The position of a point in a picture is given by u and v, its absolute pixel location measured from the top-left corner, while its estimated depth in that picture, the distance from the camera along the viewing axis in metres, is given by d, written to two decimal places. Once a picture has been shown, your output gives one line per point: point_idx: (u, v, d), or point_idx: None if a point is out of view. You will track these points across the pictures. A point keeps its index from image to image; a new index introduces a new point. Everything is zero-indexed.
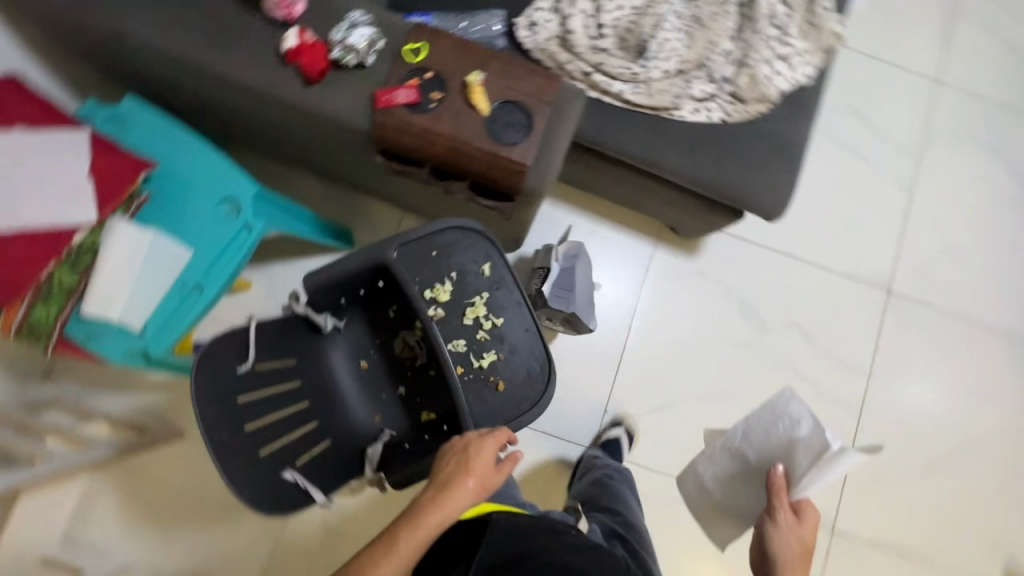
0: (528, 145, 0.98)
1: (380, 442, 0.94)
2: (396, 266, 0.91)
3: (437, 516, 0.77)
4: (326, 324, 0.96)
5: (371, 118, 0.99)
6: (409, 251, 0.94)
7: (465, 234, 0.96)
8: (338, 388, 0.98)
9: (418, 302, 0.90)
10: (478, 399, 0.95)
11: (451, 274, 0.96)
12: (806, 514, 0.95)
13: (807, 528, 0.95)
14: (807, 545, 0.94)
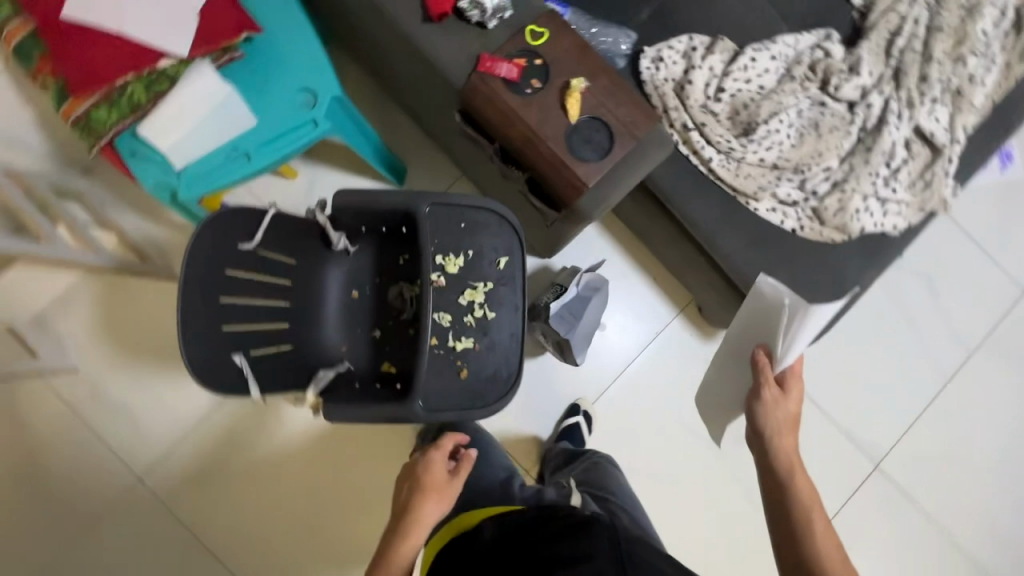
0: (596, 168, 0.97)
1: (333, 371, 0.95)
2: (422, 219, 0.91)
3: (408, 539, 0.86)
4: (339, 244, 0.98)
5: (467, 77, 1.00)
6: (440, 212, 0.94)
7: (498, 222, 0.96)
8: (322, 304, 1.00)
9: (426, 262, 0.91)
10: (438, 375, 0.94)
11: (468, 251, 0.96)
12: (794, 380, 0.94)
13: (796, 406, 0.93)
14: (797, 408, 0.93)
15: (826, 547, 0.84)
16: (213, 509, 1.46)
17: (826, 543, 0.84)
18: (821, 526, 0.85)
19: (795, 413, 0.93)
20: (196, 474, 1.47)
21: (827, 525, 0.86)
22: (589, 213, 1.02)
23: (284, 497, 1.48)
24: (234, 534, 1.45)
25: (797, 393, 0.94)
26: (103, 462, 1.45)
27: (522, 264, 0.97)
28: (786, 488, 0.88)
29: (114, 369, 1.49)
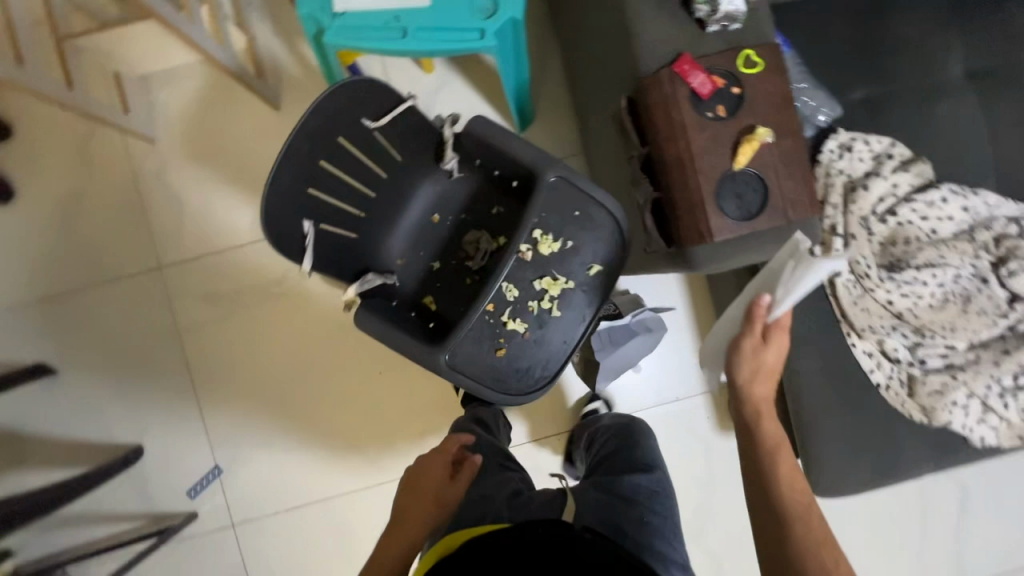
0: (732, 227, 0.88)
1: (381, 280, 0.91)
2: (544, 189, 0.86)
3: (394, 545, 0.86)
4: (448, 167, 0.94)
5: (657, 69, 0.91)
6: (563, 192, 0.88)
7: (609, 229, 0.91)
8: (401, 212, 0.96)
9: (524, 229, 0.86)
10: (476, 340, 0.89)
11: (565, 242, 0.91)
12: (779, 323, 0.82)
13: (773, 346, 0.82)
14: (776, 363, 0.83)
15: (805, 517, 0.78)
16: (230, 319, 1.58)
17: (806, 511, 0.78)
18: (795, 476, 0.81)
19: (772, 358, 0.82)
20: (225, 287, 1.57)
21: (768, 395, 0.84)
22: (696, 265, 0.94)
23: (291, 343, 1.59)
24: (237, 350, 1.58)
25: (779, 346, 0.82)
26: (155, 237, 1.56)
27: (610, 281, 0.92)
28: (767, 479, 0.81)
29: (195, 162, 1.54)
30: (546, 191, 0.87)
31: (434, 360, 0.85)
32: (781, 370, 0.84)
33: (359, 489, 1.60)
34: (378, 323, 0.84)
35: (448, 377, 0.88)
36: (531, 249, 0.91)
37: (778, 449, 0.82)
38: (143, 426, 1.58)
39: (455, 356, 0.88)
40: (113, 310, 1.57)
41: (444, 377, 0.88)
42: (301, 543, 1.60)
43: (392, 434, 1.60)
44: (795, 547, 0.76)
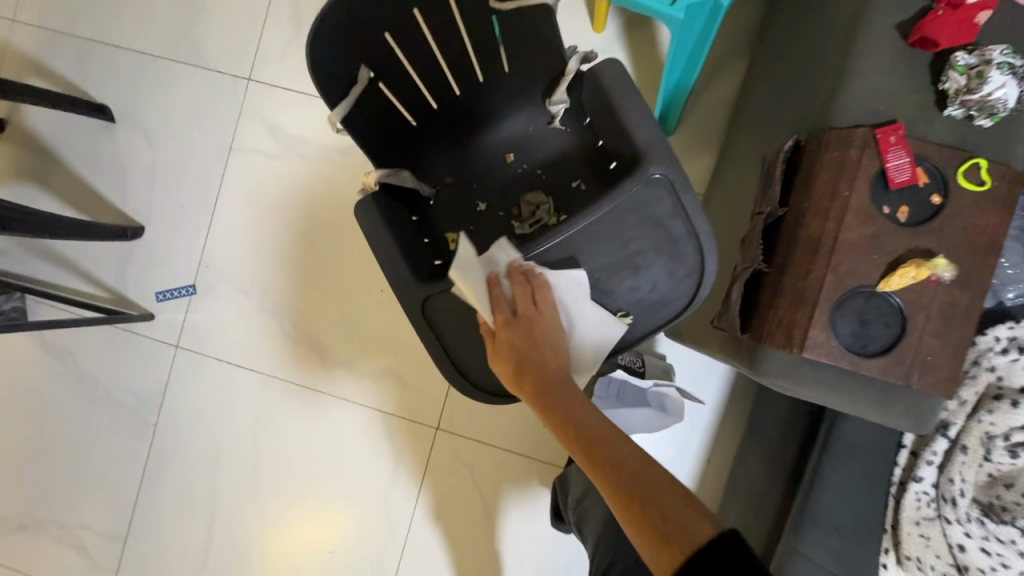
0: (831, 352, 0.67)
1: (412, 186, 0.77)
2: (642, 184, 0.69)
3: None
4: (553, 112, 0.78)
5: (852, 124, 0.69)
6: (659, 203, 0.70)
7: (684, 274, 0.74)
8: (479, 132, 0.82)
9: (586, 218, 0.71)
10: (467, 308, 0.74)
11: (627, 261, 0.74)
12: (499, 317, 0.71)
13: (514, 333, 0.71)
14: (535, 349, 0.71)
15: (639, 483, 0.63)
16: (282, 162, 1.52)
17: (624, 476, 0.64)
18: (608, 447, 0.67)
19: (523, 353, 0.70)
20: (295, 130, 1.51)
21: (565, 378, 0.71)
22: (759, 374, 0.73)
23: (321, 214, 1.51)
24: (273, 193, 1.53)
25: (523, 338, 0.70)
26: (260, 49, 1.51)
27: (644, 331, 0.78)
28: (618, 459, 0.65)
29: None
30: (639, 192, 0.70)
31: (412, 298, 0.72)
32: (545, 346, 0.71)
33: (302, 386, 1.50)
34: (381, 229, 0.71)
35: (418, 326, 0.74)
36: (587, 247, 0.74)
37: (593, 421, 0.69)
38: (157, 214, 1.56)
39: (438, 311, 0.74)
40: (189, 96, 1.55)
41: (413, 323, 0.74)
42: (224, 401, 1.53)
43: (358, 353, 1.49)
44: (641, 539, 0.60)
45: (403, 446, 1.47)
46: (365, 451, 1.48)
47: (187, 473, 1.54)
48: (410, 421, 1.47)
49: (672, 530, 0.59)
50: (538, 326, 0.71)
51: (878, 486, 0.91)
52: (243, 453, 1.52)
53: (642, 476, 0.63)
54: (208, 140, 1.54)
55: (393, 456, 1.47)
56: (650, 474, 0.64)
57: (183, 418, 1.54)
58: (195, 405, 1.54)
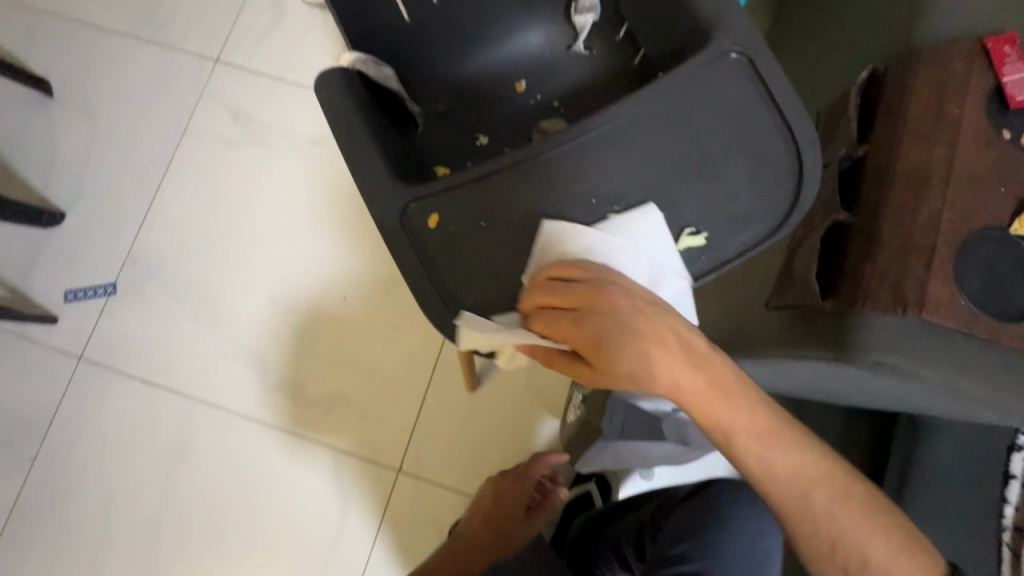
0: (957, 313, 0.50)
1: (397, 91, 0.60)
2: (712, 64, 0.51)
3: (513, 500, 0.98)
4: (577, 26, 0.64)
5: (948, 39, 0.56)
6: (735, 90, 0.51)
7: (771, 191, 0.52)
8: (485, 48, 0.66)
9: (638, 99, 0.52)
10: (463, 224, 0.54)
11: (692, 169, 0.52)
12: (584, 329, 0.48)
13: (609, 345, 0.48)
14: (642, 351, 0.48)
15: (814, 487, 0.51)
16: (242, 150, 1.33)
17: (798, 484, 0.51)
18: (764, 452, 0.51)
19: (628, 363, 0.48)
20: (262, 117, 1.34)
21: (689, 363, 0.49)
22: (855, 350, 0.52)
23: (282, 210, 1.31)
24: (226, 184, 1.32)
25: (625, 347, 0.47)
26: (234, 33, 1.38)
27: (715, 271, 0.54)
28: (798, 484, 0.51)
29: None
30: (707, 68, 0.51)
31: (387, 202, 0.53)
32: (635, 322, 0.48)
33: (235, 410, 1.21)
34: (353, 109, 0.54)
35: (388, 241, 0.53)
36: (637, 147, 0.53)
37: (736, 417, 0.50)
38: (82, 201, 1.32)
39: (422, 224, 0.54)
40: (145, 76, 1.38)
41: (382, 237, 0.53)
42: (129, 430, 1.21)
43: (308, 373, 1.23)
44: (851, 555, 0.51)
45: (356, 492, 1.17)
46: (306, 499, 1.17)
47: (67, 525, 1.18)
48: (365, 461, 1.18)
49: (880, 549, 0.50)
50: (631, 318, 0.48)
51: (982, 530, 0.70)
52: (145, 499, 1.18)
53: (832, 489, 0.51)
54: (160, 122, 1.35)
55: (340, 507, 1.16)
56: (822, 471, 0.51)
57: (72, 451, 1.21)
58: (91, 434, 1.21)
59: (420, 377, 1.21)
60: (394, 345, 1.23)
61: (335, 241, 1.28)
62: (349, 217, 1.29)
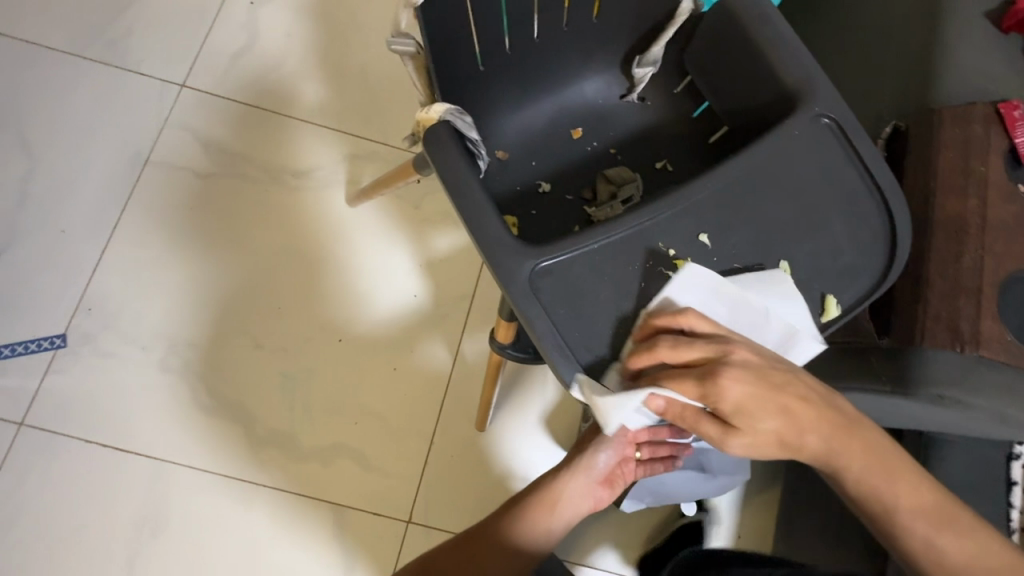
0: (1006, 347, 0.56)
1: (477, 142, 0.58)
2: (807, 123, 0.52)
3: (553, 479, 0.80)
4: (634, 77, 0.66)
5: (965, 103, 0.64)
6: (827, 149, 0.53)
7: (870, 244, 0.53)
8: (544, 96, 0.67)
9: (744, 159, 0.53)
10: (590, 285, 0.52)
11: (796, 226, 0.53)
12: (726, 390, 0.47)
13: (752, 409, 0.48)
14: (787, 414, 0.49)
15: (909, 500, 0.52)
16: (215, 182, 1.22)
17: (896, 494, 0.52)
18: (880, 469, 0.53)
19: (770, 423, 0.49)
20: (238, 147, 1.24)
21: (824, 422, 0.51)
22: (915, 385, 0.57)
23: (261, 245, 1.20)
24: (197, 219, 1.20)
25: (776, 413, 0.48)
26: (203, 56, 1.28)
27: (837, 326, 0.52)
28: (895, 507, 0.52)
29: (299, 15, 1.32)
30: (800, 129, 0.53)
31: (513, 265, 0.50)
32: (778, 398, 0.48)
33: (213, 470, 1.09)
34: (464, 167, 0.51)
35: (519, 307, 0.49)
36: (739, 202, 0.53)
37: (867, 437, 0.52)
38: (17, 240, 1.15)
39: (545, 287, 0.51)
40: (96, 100, 1.23)
41: (513, 304, 0.49)
42: (87, 504, 1.05)
43: (301, 422, 1.13)
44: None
45: (361, 546, 1.09)
46: (304, 562, 1.07)
47: None
48: (370, 514, 1.10)
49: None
50: (777, 378, 0.48)
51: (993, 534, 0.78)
52: None
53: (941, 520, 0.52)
54: (113, 151, 1.21)
55: (344, 568, 1.07)
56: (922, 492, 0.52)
57: (12, 535, 1.03)
58: (40, 512, 1.04)
59: (426, 420, 1.15)
60: (397, 388, 1.16)
61: (323, 278, 1.20)
62: (338, 253, 1.21)
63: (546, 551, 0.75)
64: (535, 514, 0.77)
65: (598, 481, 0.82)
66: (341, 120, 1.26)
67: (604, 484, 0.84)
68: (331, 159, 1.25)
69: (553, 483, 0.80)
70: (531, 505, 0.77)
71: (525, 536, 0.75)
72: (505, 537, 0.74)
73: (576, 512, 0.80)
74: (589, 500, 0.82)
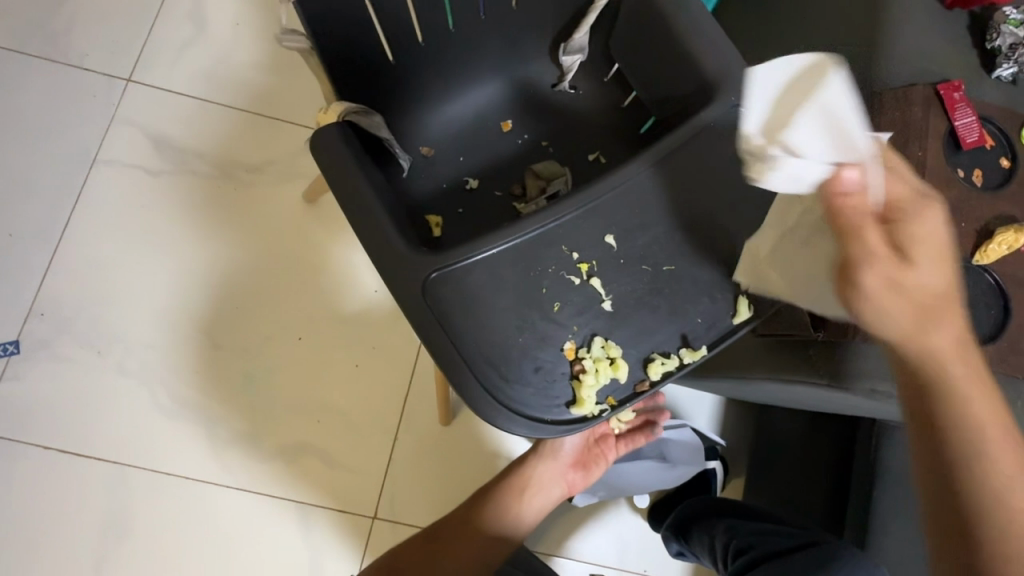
0: None
1: (388, 139, 0.56)
2: (716, 117, 0.52)
3: (517, 468, 0.80)
4: (563, 66, 0.63)
5: (906, 84, 0.62)
6: (739, 144, 0.53)
7: (783, 240, 0.53)
8: (471, 88, 0.65)
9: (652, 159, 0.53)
10: (493, 292, 0.51)
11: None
12: (925, 219, 0.47)
13: (907, 240, 0.47)
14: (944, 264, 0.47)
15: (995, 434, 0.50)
16: (167, 180, 1.19)
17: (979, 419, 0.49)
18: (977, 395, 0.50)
19: (930, 262, 0.47)
20: (189, 142, 1.20)
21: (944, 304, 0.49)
22: (850, 380, 0.57)
23: (216, 243, 1.17)
24: (149, 218, 1.17)
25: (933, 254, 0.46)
26: (149, 49, 1.23)
27: (745, 328, 0.55)
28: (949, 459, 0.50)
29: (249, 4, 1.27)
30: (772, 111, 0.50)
31: (408, 276, 0.48)
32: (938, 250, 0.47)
33: (177, 473, 1.08)
34: (358, 177, 0.49)
35: (414, 319, 0.48)
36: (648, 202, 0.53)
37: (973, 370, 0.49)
38: None
39: (447, 292, 0.50)
40: (40, 98, 1.20)
41: (407, 317, 0.48)
42: (50, 510, 1.05)
43: (263, 422, 1.11)
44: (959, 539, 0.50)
45: (329, 544, 1.09)
46: (272, 559, 1.07)
47: None
48: (335, 511, 1.10)
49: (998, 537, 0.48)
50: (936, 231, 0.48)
51: None
52: None
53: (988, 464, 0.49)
54: (61, 151, 1.18)
55: (311, 565, 1.08)
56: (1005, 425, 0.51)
57: None
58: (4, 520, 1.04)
59: (389, 415, 1.13)
60: (358, 385, 1.14)
61: (280, 276, 1.17)
62: (295, 249, 1.18)
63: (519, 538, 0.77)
64: (503, 505, 0.78)
65: (566, 466, 0.83)
66: (294, 112, 1.23)
67: (574, 469, 0.84)
68: (285, 152, 1.21)
69: (521, 471, 0.80)
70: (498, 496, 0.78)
71: (493, 526, 0.75)
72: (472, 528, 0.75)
73: (547, 501, 0.81)
74: (560, 487, 0.82)
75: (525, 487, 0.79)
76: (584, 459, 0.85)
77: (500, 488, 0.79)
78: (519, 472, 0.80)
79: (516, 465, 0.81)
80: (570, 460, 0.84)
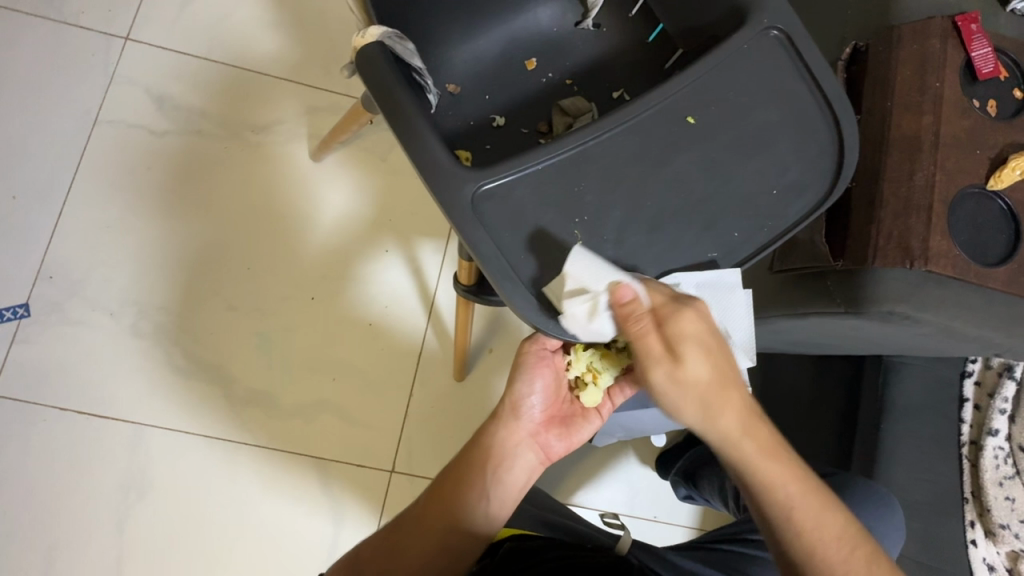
0: (957, 259, 0.57)
1: (420, 69, 0.57)
2: (752, 36, 0.53)
3: (476, 443, 0.70)
4: (589, 2, 0.64)
5: (924, 18, 0.63)
6: (775, 63, 0.54)
7: (816, 159, 0.54)
8: (498, 24, 0.66)
9: (689, 76, 0.53)
10: (533, 207, 0.52)
11: (742, 145, 0.54)
12: (685, 322, 0.51)
13: (698, 344, 0.51)
14: (723, 365, 0.53)
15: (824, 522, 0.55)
16: (172, 140, 1.17)
17: (789, 498, 0.55)
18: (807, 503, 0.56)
19: (721, 367, 0.52)
20: (193, 102, 1.18)
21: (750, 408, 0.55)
22: (868, 303, 0.58)
23: (225, 202, 1.16)
24: (155, 180, 1.16)
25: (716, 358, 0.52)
26: (146, 6, 1.20)
27: (778, 245, 0.54)
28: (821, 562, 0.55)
29: None
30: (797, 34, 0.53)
31: (453, 189, 0.50)
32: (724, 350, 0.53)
33: (195, 429, 1.09)
34: (399, 93, 0.50)
35: (461, 231, 0.50)
36: (692, 120, 0.53)
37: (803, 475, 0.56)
38: None
39: (491, 207, 0.51)
40: (35, 57, 1.16)
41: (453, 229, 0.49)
42: (72, 467, 1.06)
43: (277, 380, 1.12)
44: None
45: (346, 497, 1.10)
46: (291, 510, 1.09)
47: None
48: (354, 465, 1.11)
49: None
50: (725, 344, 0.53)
51: (943, 443, 0.82)
52: (98, 541, 1.05)
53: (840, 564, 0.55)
54: (61, 112, 1.15)
55: (330, 514, 1.10)
56: (826, 508, 0.56)
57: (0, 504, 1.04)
58: (25, 480, 1.05)
59: (404, 372, 1.15)
60: (372, 342, 1.15)
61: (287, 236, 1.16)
62: (302, 210, 1.17)
63: (488, 522, 0.66)
64: (463, 484, 0.67)
65: (536, 426, 0.71)
66: (299, 71, 1.21)
67: (548, 428, 0.71)
68: (292, 109, 1.20)
69: (485, 443, 0.69)
70: (462, 478, 0.67)
71: (454, 532, 0.65)
72: (446, 509, 0.66)
73: (524, 472, 0.69)
74: (534, 452, 0.70)
75: (494, 457, 0.69)
76: (561, 417, 0.72)
77: (457, 470, 0.68)
78: (480, 446, 0.69)
79: (477, 436, 0.70)
80: (543, 418, 0.71)
